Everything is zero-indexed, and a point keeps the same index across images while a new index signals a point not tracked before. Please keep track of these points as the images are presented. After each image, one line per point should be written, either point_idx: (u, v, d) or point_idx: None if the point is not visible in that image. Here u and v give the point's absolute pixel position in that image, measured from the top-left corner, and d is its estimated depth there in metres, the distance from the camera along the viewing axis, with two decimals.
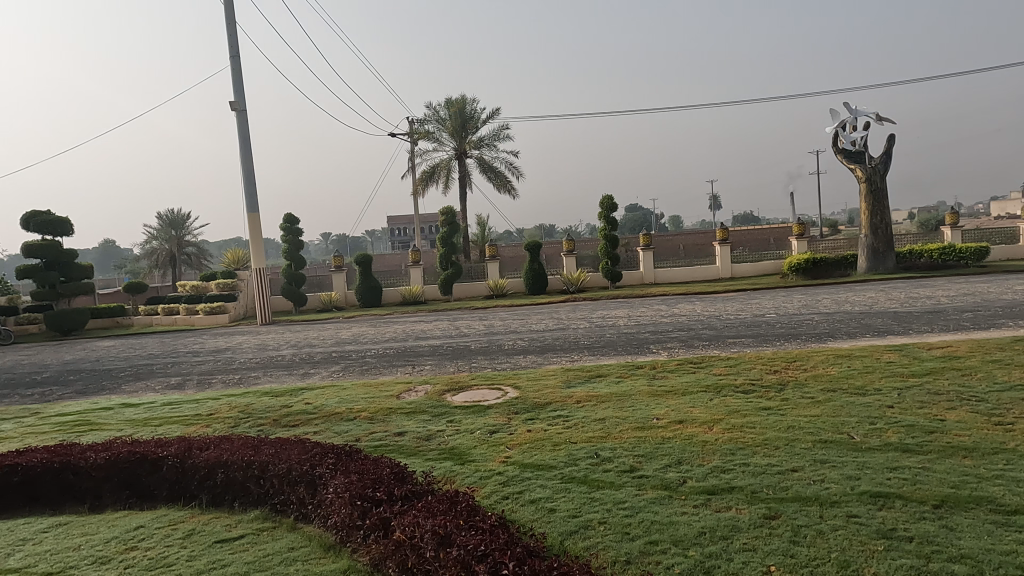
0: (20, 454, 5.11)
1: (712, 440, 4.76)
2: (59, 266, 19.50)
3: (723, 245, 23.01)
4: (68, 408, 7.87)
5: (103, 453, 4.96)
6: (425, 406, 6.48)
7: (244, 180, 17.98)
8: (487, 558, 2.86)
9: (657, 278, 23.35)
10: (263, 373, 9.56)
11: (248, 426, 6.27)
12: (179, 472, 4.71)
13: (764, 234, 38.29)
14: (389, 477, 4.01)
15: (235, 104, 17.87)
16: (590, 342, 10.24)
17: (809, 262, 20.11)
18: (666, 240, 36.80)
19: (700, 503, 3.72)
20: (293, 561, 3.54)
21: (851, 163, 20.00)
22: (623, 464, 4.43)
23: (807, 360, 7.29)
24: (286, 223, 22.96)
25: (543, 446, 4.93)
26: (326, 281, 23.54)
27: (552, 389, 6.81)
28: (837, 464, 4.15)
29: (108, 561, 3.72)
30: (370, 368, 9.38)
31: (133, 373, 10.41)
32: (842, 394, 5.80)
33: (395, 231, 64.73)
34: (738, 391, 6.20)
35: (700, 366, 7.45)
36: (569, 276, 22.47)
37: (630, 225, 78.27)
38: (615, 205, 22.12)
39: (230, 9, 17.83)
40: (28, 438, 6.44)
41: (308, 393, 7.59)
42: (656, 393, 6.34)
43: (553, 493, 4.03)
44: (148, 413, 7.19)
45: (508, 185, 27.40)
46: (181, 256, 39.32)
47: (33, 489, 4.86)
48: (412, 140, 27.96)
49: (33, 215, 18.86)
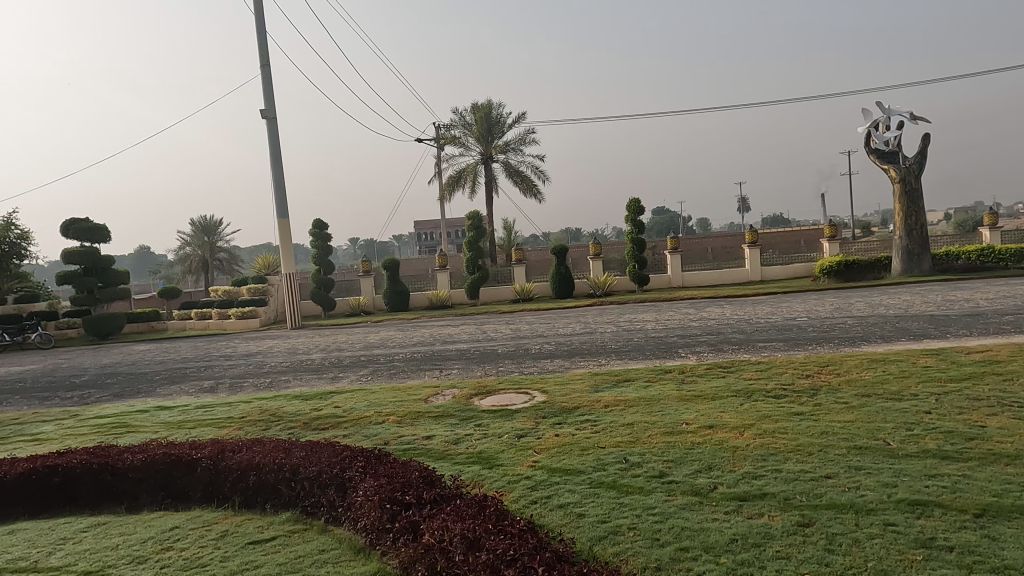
0: (61, 455, 5.24)
1: (744, 446, 4.70)
2: (97, 272, 19.97)
3: (752, 248, 22.71)
4: (105, 410, 8.08)
5: (141, 455, 5.06)
6: (453, 409, 6.51)
7: (274, 186, 18.26)
8: (517, 562, 2.86)
9: (684, 281, 23.05)
10: (293, 377, 9.69)
11: (280, 429, 6.38)
12: (212, 474, 4.79)
13: (794, 236, 37.78)
14: (417, 480, 4.03)
15: (265, 113, 18.17)
16: (618, 346, 10.18)
17: (840, 264, 19.83)
18: (694, 242, 36.54)
19: (731, 509, 3.68)
20: (324, 563, 3.58)
21: (884, 164, 19.54)
22: (652, 469, 4.39)
23: (841, 364, 7.15)
24: (315, 228, 23.22)
25: (571, 451, 4.91)
26: (355, 285, 23.81)
27: (580, 393, 6.79)
28: (873, 471, 4.06)
29: (145, 561, 3.79)
30: (397, 371, 9.45)
31: (168, 376, 10.63)
32: (877, 399, 5.68)
33: (423, 236, 65.76)
34: (770, 396, 6.11)
35: (730, 370, 7.36)
36: (596, 279, 22.36)
37: (656, 228, 78.77)
38: (641, 208, 21.99)
39: (259, 18, 18.18)
40: (69, 440, 6.63)
41: (337, 397, 7.67)
42: (685, 397, 6.29)
43: (581, 498, 4.00)
44: (182, 416, 7.32)
45: (534, 189, 27.43)
46: (213, 261, 40.51)
47: (71, 490, 4.98)
48: (438, 145, 28.19)
49: (72, 222, 19.43)
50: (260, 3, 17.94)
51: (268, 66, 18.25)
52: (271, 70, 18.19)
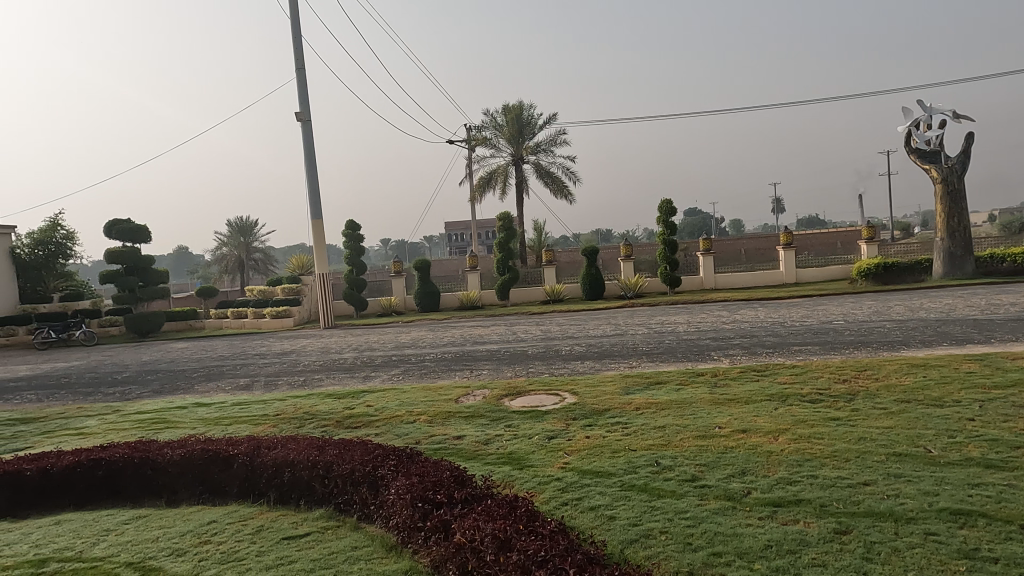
0: (104, 449, 5.40)
1: (778, 450, 4.63)
2: (138, 272, 20.53)
3: (788, 249, 22.32)
4: (146, 406, 8.31)
5: (180, 450, 5.19)
6: (483, 410, 6.54)
7: (309, 187, 18.55)
8: (548, 563, 2.86)
9: (717, 283, 22.77)
10: (327, 375, 9.84)
11: (313, 427, 6.48)
12: (248, 470, 4.88)
13: (831, 238, 37.05)
14: (449, 480, 4.05)
15: (300, 116, 18.46)
16: (649, 348, 10.10)
17: (879, 267, 19.35)
18: (727, 244, 36.07)
19: (765, 515, 3.62)
20: (356, 560, 3.63)
21: (925, 164, 19.04)
22: (684, 473, 4.35)
23: (879, 369, 6.99)
24: (348, 229, 23.51)
25: (601, 453, 4.89)
26: (387, 286, 24.05)
27: (610, 395, 6.75)
28: (913, 479, 3.96)
29: (184, 554, 3.89)
30: (428, 371, 9.53)
31: (205, 373, 10.88)
32: (917, 405, 5.54)
33: (454, 237, 66.16)
34: (805, 400, 6.01)
35: (764, 374, 7.25)
36: (627, 281, 22.22)
37: (688, 229, 77.92)
38: (673, 209, 21.79)
39: (295, 23, 18.49)
40: (111, 434, 6.83)
41: (369, 396, 7.75)
42: (718, 401, 6.21)
43: (612, 500, 3.99)
44: (219, 413, 7.49)
45: (565, 190, 27.37)
46: (249, 261, 41.28)
47: (114, 483, 5.13)
48: (470, 146, 28.32)
49: (115, 223, 20.01)
50: (296, 8, 18.25)
51: (303, 70, 18.54)
52: (306, 73, 18.49)
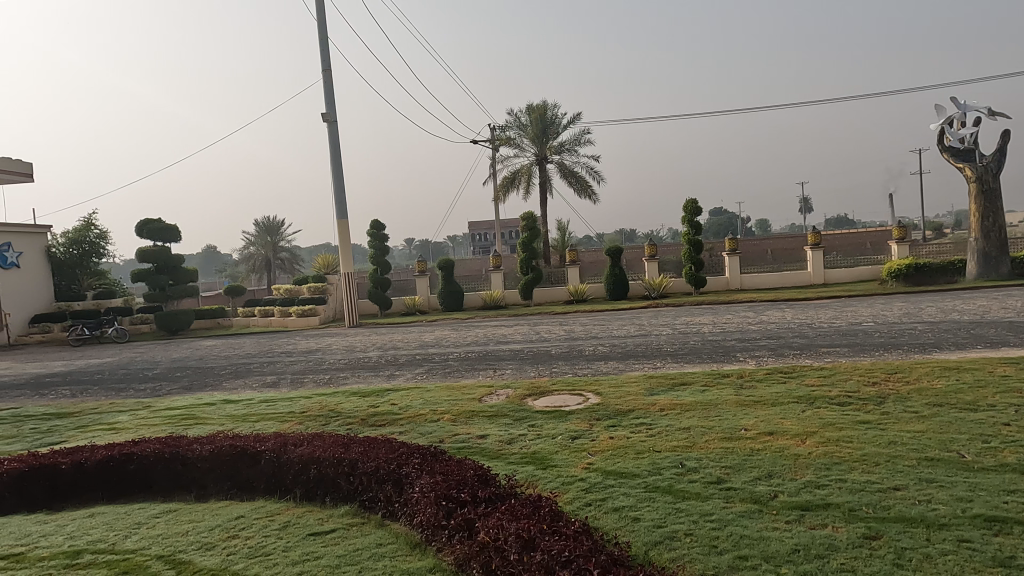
0: (136, 444, 5.52)
1: (806, 453, 4.56)
2: (168, 270, 20.93)
3: (816, 249, 21.97)
4: (176, 402, 8.47)
5: (209, 445, 5.28)
6: (507, 409, 6.55)
7: (335, 188, 18.75)
8: (572, 564, 2.85)
9: (743, 283, 22.51)
10: (352, 373, 9.93)
11: (338, 424, 6.55)
12: (275, 467, 4.95)
13: (860, 238, 36.42)
14: (473, 478, 4.06)
15: (326, 117, 18.65)
16: (674, 349, 10.02)
17: (910, 268, 18.95)
18: (753, 244, 35.65)
19: (793, 519, 3.57)
20: (381, 557, 3.66)
21: (958, 163, 18.60)
22: (709, 475, 4.31)
23: (910, 372, 6.85)
24: (372, 229, 23.70)
25: (625, 454, 4.87)
26: (411, 285, 24.20)
27: (634, 396, 6.71)
28: (945, 484, 3.88)
29: (213, 548, 3.96)
30: (452, 370, 9.57)
31: (233, 371, 11.06)
32: (949, 409, 5.42)
33: (478, 237, 66.36)
34: (834, 403, 5.91)
35: (791, 375, 7.16)
36: (651, 281, 22.08)
37: (714, 229, 77.14)
38: (699, 209, 21.59)
39: (321, 25, 18.69)
40: (143, 430, 6.98)
41: (393, 394, 7.81)
42: (744, 402, 6.14)
43: (637, 501, 3.97)
44: (246, 410, 7.61)
45: (588, 190, 27.29)
46: (276, 260, 41.85)
47: (145, 477, 5.24)
48: (493, 146, 28.38)
49: (146, 222, 20.41)
50: (323, 10, 18.45)
51: (330, 71, 18.74)
52: (332, 75, 18.67)
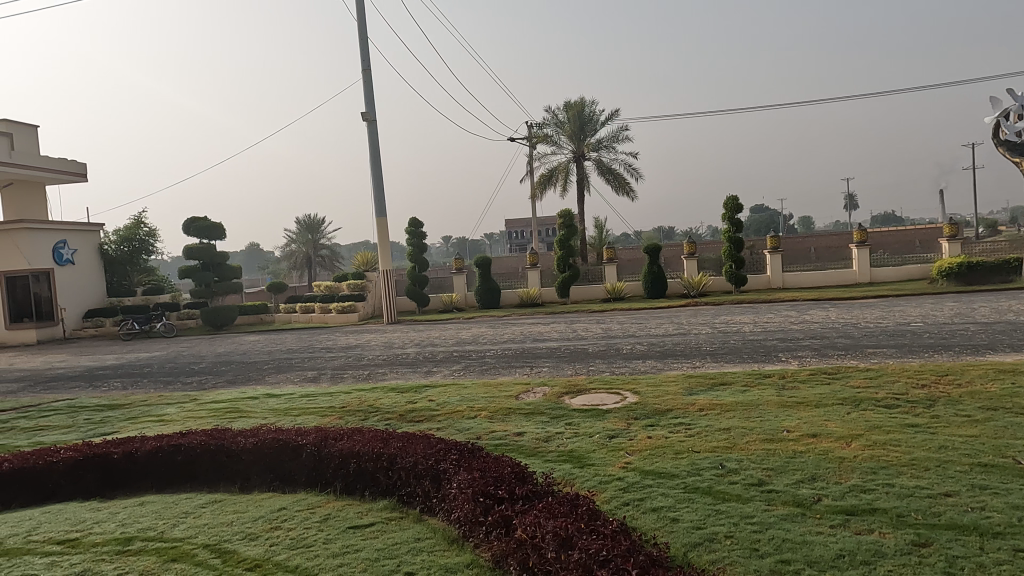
0: (183, 436, 5.68)
1: (851, 456, 4.45)
2: (213, 267, 21.51)
3: (862, 247, 21.36)
4: (221, 395, 8.70)
5: (252, 438, 5.40)
6: (544, 407, 6.54)
7: (374, 186, 18.98)
8: (609, 563, 2.84)
9: (785, 282, 22.05)
10: (390, 369, 10.06)
11: (377, 420, 6.63)
12: (316, 460, 5.04)
13: (909, 236, 35.29)
14: (510, 476, 4.07)
15: (366, 116, 18.87)
16: (713, 348, 9.88)
17: (962, 266, 18.29)
18: (796, 241, 34.86)
19: (838, 523, 3.48)
20: (419, 552, 3.70)
21: (1015, 157, 17.87)
22: (750, 477, 4.23)
23: (962, 374, 6.61)
24: (410, 226, 23.93)
25: (664, 454, 4.82)
26: (448, 282, 24.38)
27: (673, 395, 6.63)
28: (1000, 492, 3.73)
29: (256, 538, 4.05)
30: (489, 367, 9.61)
31: (275, 365, 11.31)
32: (1004, 414, 5.20)
33: (515, 234, 66.41)
34: (880, 405, 5.75)
35: (835, 376, 6.98)
36: (690, 280, 21.80)
37: (755, 227, 75.73)
38: (740, 205, 21.21)
39: (361, 25, 18.92)
40: (190, 421, 7.19)
41: (431, 391, 7.87)
42: (786, 403, 6.01)
43: (676, 502, 3.92)
44: (288, 404, 7.77)
45: (626, 187, 27.05)
46: (316, 258, 42.57)
47: (191, 468, 5.39)
48: (531, 144, 28.34)
49: (193, 220, 21.02)
50: (363, 10, 18.68)
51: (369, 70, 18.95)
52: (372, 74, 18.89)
